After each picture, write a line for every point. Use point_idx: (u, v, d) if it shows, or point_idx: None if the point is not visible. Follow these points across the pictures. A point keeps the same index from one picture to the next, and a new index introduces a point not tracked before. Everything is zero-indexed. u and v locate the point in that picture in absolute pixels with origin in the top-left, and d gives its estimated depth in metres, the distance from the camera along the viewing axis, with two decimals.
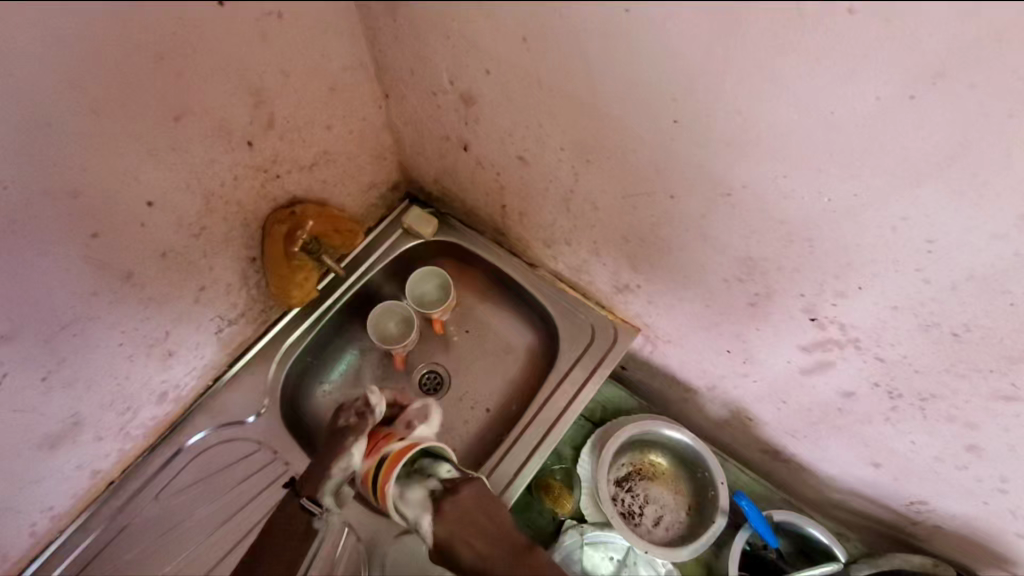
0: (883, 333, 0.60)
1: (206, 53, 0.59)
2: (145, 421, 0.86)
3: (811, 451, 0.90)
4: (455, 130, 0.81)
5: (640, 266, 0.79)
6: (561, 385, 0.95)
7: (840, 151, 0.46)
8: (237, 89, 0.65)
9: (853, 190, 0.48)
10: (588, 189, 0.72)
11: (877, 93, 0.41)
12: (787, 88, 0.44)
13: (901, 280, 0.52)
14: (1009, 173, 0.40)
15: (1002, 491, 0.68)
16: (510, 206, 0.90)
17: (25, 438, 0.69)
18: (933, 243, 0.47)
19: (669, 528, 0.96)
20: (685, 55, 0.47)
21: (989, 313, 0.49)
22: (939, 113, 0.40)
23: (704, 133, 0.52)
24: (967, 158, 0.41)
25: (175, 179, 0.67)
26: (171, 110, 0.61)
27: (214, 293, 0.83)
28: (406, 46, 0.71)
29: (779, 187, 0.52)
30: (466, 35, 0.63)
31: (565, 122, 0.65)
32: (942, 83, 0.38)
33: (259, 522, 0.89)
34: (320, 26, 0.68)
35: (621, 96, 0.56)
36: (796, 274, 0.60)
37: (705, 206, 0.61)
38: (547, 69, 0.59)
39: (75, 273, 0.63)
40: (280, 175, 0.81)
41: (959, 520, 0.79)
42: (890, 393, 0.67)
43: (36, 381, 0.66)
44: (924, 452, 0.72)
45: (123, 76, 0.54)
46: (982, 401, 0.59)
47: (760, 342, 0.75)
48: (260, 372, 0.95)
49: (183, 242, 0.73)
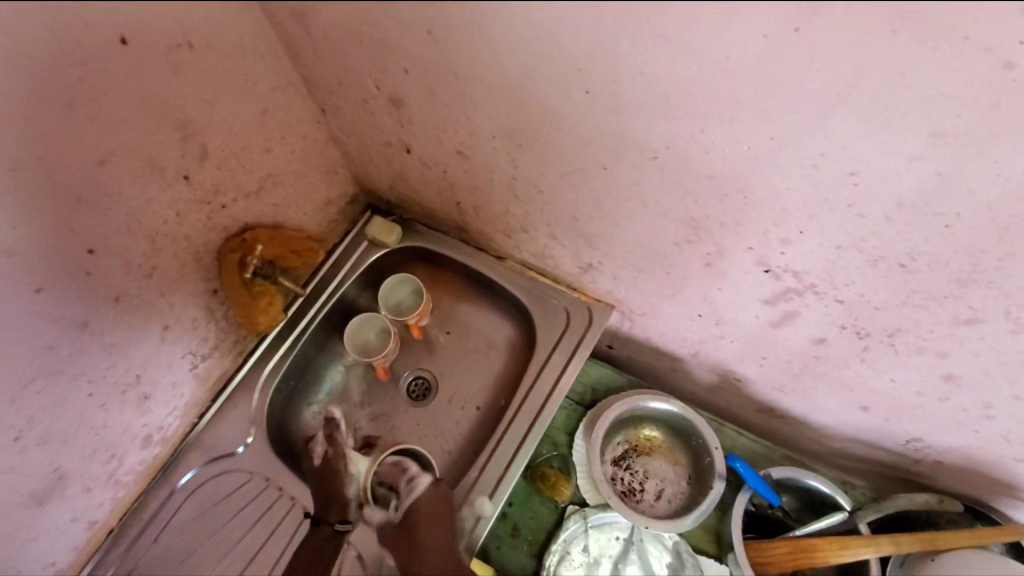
0: (835, 274, 0.58)
1: (116, 93, 0.59)
2: (133, 466, 0.87)
3: (800, 403, 0.88)
4: (394, 134, 0.81)
5: (596, 242, 0.79)
6: (542, 372, 0.95)
7: (746, 96, 0.45)
8: (160, 125, 0.65)
9: (769, 133, 0.47)
10: (528, 173, 0.71)
11: (763, 32, 0.40)
12: (679, 40, 0.43)
13: (837, 218, 0.51)
14: (910, 91, 0.39)
15: (989, 417, 0.67)
16: (464, 201, 0.90)
17: (10, 499, 0.70)
18: (856, 175, 0.46)
19: (672, 500, 0.95)
20: (578, 24, 0.47)
21: (929, 239, 0.48)
22: (826, 43, 0.39)
23: (615, 99, 0.52)
24: (864, 84, 0.40)
25: (114, 224, 0.67)
26: (94, 156, 0.61)
27: (180, 331, 0.84)
28: (326, 57, 0.71)
29: (699, 143, 0.52)
30: (374, 36, 0.62)
31: (489, 110, 0.64)
32: (821, 11, 0.37)
33: (260, 550, 0.90)
34: (235, 50, 0.68)
35: (533, 74, 0.55)
36: (740, 228, 0.59)
37: (637, 172, 0.60)
38: (456, 60, 0.59)
39: (27, 330, 0.63)
40: (226, 205, 0.81)
41: (956, 453, 0.78)
42: (858, 334, 0.66)
43: (9, 442, 0.67)
44: (906, 388, 0.71)
45: (34, 127, 0.54)
46: (947, 328, 0.58)
47: (725, 301, 0.74)
48: (243, 402, 0.95)
49: (137, 285, 0.74)
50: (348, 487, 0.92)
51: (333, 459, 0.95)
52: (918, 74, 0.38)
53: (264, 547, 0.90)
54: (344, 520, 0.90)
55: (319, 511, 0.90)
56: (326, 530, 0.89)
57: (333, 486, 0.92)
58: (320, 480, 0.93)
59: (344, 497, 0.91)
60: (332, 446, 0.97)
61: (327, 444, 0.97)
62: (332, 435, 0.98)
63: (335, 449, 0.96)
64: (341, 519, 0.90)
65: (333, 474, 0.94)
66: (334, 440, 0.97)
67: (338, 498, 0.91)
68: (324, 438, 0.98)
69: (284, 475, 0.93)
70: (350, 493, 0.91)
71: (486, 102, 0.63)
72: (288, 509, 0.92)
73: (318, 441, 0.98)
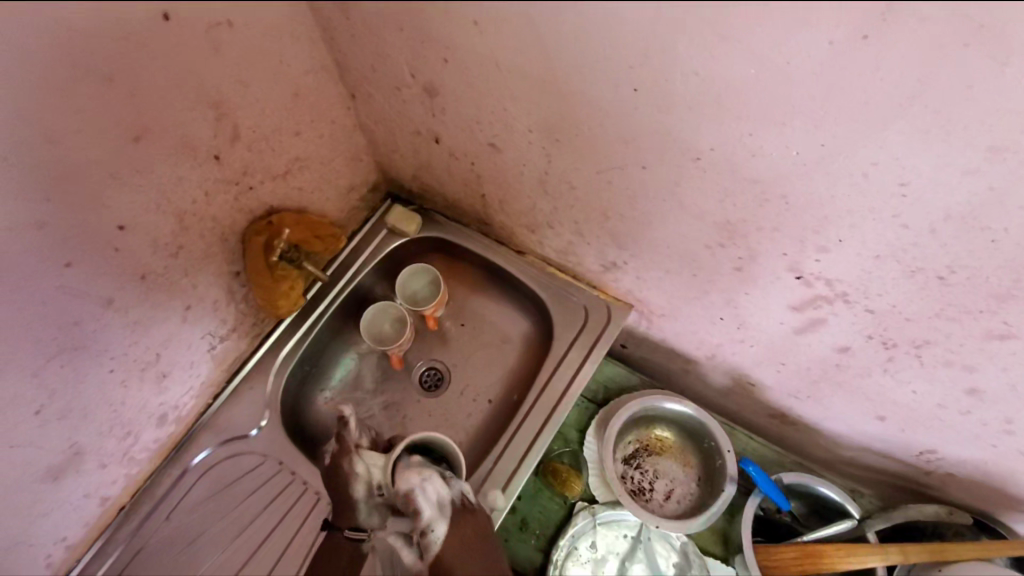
0: (870, 284, 0.59)
1: (158, 68, 0.59)
2: (148, 444, 0.86)
3: (816, 410, 0.89)
4: (425, 124, 0.80)
5: (624, 241, 0.79)
6: (558, 368, 0.95)
7: (801, 102, 0.45)
8: (196, 103, 0.65)
9: (820, 140, 0.47)
10: (562, 169, 0.71)
11: (830, 38, 0.40)
12: (742, 43, 0.44)
13: (881, 227, 0.52)
14: (973, 103, 0.39)
15: (1008, 432, 0.68)
16: (490, 194, 0.89)
17: (27, 473, 0.70)
18: (907, 186, 0.47)
19: (681, 501, 0.96)
20: (636, 21, 0.47)
21: (972, 252, 0.49)
22: (893, 52, 0.39)
23: (664, 98, 0.52)
24: (927, 95, 0.40)
25: (144, 201, 0.66)
26: (130, 132, 0.60)
27: (201, 311, 0.83)
28: (364, 43, 0.70)
29: (747, 145, 0.52)
30: (417, 24, 0.62)
31: (528, 103, 0.64)
32: (892, 19, 0.37)
33: (271, 532, 0.90)
34: (274, 31, 0.67)
35: (581, 70, 0.55)
36: (776, 233, 0.60)
37: (676, 173, 0.60)
38: (501, 52, 0.58)
39: (54, 304, 0.63)
40: (253, 186, 0.80)
41: (969, 466, 0.78)
42: (885, 344, 0.66)
43: (30, 415, 0.67)
44: (927, 400, 0.71)
45: (77, 100, 0.54)
46: (978, 342, 0.58)
47: (751, 306, 0.74)
48: (258, 385, 0.95)
49: (163, 263, 0.73)
50: (358, 489, 0.91)
51: (341, 456, 0.95)
52: (983, 86, 0.38)
53: (275, 529, 0.90)
54: (355, 526, 0.88)
55: (330, 517, 0.89)
56: (339, 535, 0.88)
57: (343, 488, 0.92)
58: (329, 482, 0.92)
59: (354, 501, 0.90)
60: (340, 444, 0.97)
61: (337, 443, 0.97)
62: (342, 433, 0.98)
63: (343, 447, 0.96)
64: (352, 526, 0.88)
65: (341, 477, 0.93)
66: (342, 438, 0.97)
67: (348, 503, 0.90)
68: (335, 436, 0.98)
69: (298, 460, 0.93)
70: (360, 495, 0.90)
71: (527, 95, 0.63)
72: (300, 494, 0.92)
73: (329, 441, 0.98)
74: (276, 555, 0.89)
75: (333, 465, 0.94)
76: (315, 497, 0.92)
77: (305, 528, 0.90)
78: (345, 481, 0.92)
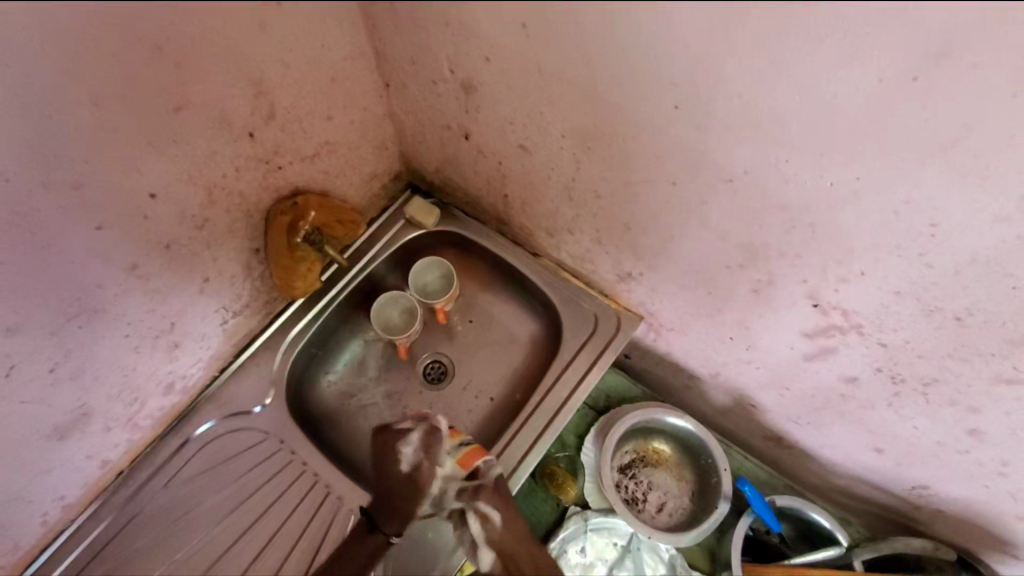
0: (885, 318, 0.60)
1: (207, 42, 0.59)
2: (152, 411, 0.87)
3: (815, 437, 0.90)
4: (457, 119, 0.81)
5: (642, 253, 0.80)
6: (564, 373, 0.96)
7: (842, 134, 0.47)
8: (238, 79, 0.65)
9: (855, 174, 0.49)
10: (590, 177, 0.72)
11: (879, 75, 0.41)
12: (790, 71, 0.45)
13: (903, 264, 0.53)
14: (1012, 152, 0.40)
15: (1003, 475, 0.69)
16: (513, 194, 0.90)
17: (36, 429, 0.71)
18: (935, 227, 0.48)
19: (673, 514, 0.97)
20: (685, 40, 0.48)
21: (991, 296, 0.50)
22: (942, 94, 0.40)
23: (704, 117, 0.53)
24: (969, 140, 0.41)
25: (176, 171, 0.67)
26: (173, 102, 0.61)
27: (218, 285, 0.84)
28: (406, 34, 0.71)
29: (780, 172, 0.53)
30: (464, 21, 0.62)
31: (566, 109, 0.64)
32: (945, 62, 0.38)
33: (266, 509, 0.91)
34: (321, 15, 0.68)
35: (623, 81, 0.56)
36: (799, 260, 0.61)
37: (706, 192, 0.61)
38: (545, 57, 0.59)
39: (80, 264, 0.64)
40: (282, 166, 0.81)
41: (961, 505, 0.79)
42: (892, 378, 0.67)
43: (44, 372, 0.67)
44: (927, 437, 0.72)
45: (127, 68, 0.55)
46: (985, 385, 0.59)
47: (763, 329, 0.75)
48: (265, 362, 0.96)
49: (187, 234, 0.74)
50: (424, 504, 0.79)
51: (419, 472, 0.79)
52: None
53: (271, 507, 0.91)
54: (402, 534, 0.80)
55: (379, 516, 0.80)
56: (381, 538, 0.80)
57: (411, 498, 0.79)
58: (398, 486, 0.79)
59: (414, 514, 0.79)
60: (425, 455, 0.80)
61: (418, 452, 0.80)
62: (428, 440, 0.81)
63: (428, 462, 0.79)
64: (397, 533, 0.80)
65: (414, 488, 0.79)
66: (428, 445, 0.81)
67: (405, 513, 0.79)
68: (418, 439, 0.81)
69: (298, 441, 0.93)
70: (422, 510, 0.79)
71: (565, 101, 0.63)
72: (298, 474, 0.92)
73: (409, 445, 0.81)
74: (269, 533, 0.89)
75: (410, 474, 0.79)
76: (314, 479, 0.92)
77: (300, 509, 0.91)
78: (414, 491, 0.79)
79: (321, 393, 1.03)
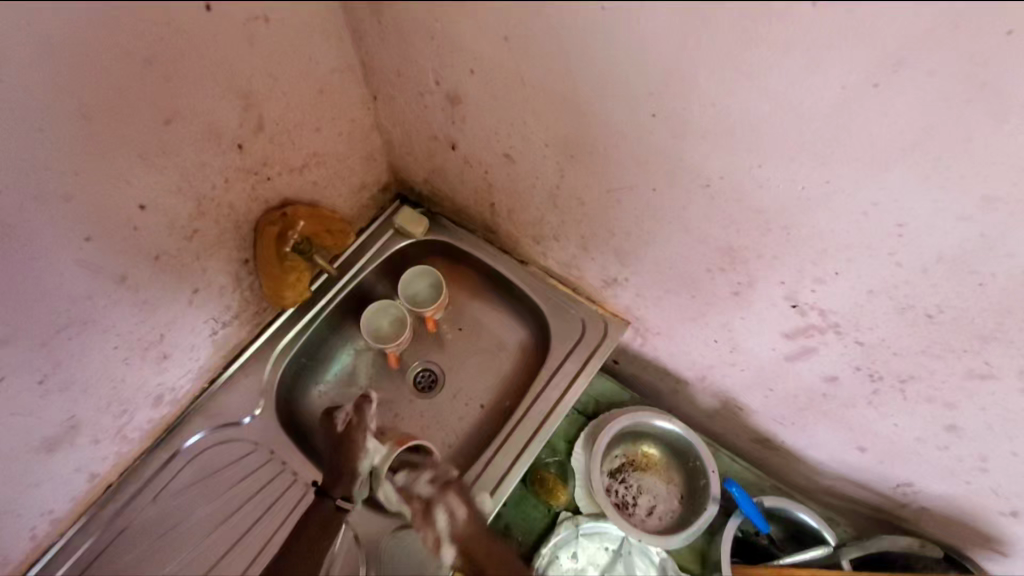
0: (861, 317, 0.62)
1: (197, 57, 0.60)
2: (141, 424, 0.87)
3: (801, 438, 0.91)
4: (442, 129, 0.82)
5: (626, 259, 0.81)
6: (552, 379, 0.96)
7: (811, 139, 0.49)
8: (227, 92, 0.67)
9: (825, 177, 0.51)
10: (574, 184, 0.74)
11: (842, 83, 0.43)
12: (756, 80, 0.47)
13: (875, 263, 0.55)
14: (970, 153, 0.43)
15: (982, 469, 0.70)
16: (499, 203, 0.92)
17: (24, 442, 0.71)
18: (903, 226, 0.50)
19: (663, 517, 0.98)
20: (660, 50, 0.50)
21: (959, 293, 0.52)
22: (900, 101, 0.42)
23: (681, 125, 0.55)
24: (928, 144, 0.44)
25: (166, 182, 0.68)
26: (162, 115, 0.62)
27: (207, 295, 0.85)
28: (392, 47, 0.73)
29: (755, 176, 0.55)
30: (448, 35, 0.64)
31: (548, 119, 0.66)
32: (901, 70, 0.41)
33: (257, 520, 0.91)
34: (308, 29, 0.69)
35: (604, 91, 0.57)
36: (776, 262, 0.62)
37: (685, 197, 0.63)
38: (527, 68, 0.61)
39: (70, 276, 0.64)
40: (270, 177, 0.82)
41: (944, 502, 0.81)
42: (871, 376, 0.69)
43: (33, 384, 0.67)
44: (907, 434, 0.74)
45: (116, 81, 0.56)
46: (959, 380, 0.61)
47: (745, 331, 0.77)
48: (255, 373, 0.96)
49: (177, 245, 0.75)
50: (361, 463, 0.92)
51: (354, 428, 0.96)
52: (981, 138, 0.41)
53: (261, 518, 0.91)
54: (347, 498, 0.90)
55: (326, 483, 0.91)
56: (330, 504, 0.90)
57: (348, 456, 0.93)
58: (338, 445, 0.95)
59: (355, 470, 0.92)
60: (359, 416, 0.97)
61: (353, 414, 0.98)
62: (360, 407, 0.98)
63: (360, 418, 0.97)
64: (344, 496, 0.90)
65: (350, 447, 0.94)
66: (361, 412, 0.98)
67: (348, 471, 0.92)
68: (352, 408, 0.99)
69: (289, 451, 0.93)
70: (359, 469, 0.92)
71: (548, 111, 0.65)
72: (288, 485, 0.92)
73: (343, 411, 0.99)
74: (261, 542, 0.90)
75: (347, 433, 0.96)
76: (304, 489, 0.92)
77: (291, 519, 0.91)
78: (350, 449, 0.94)
79: (310, 403, 1.03)
